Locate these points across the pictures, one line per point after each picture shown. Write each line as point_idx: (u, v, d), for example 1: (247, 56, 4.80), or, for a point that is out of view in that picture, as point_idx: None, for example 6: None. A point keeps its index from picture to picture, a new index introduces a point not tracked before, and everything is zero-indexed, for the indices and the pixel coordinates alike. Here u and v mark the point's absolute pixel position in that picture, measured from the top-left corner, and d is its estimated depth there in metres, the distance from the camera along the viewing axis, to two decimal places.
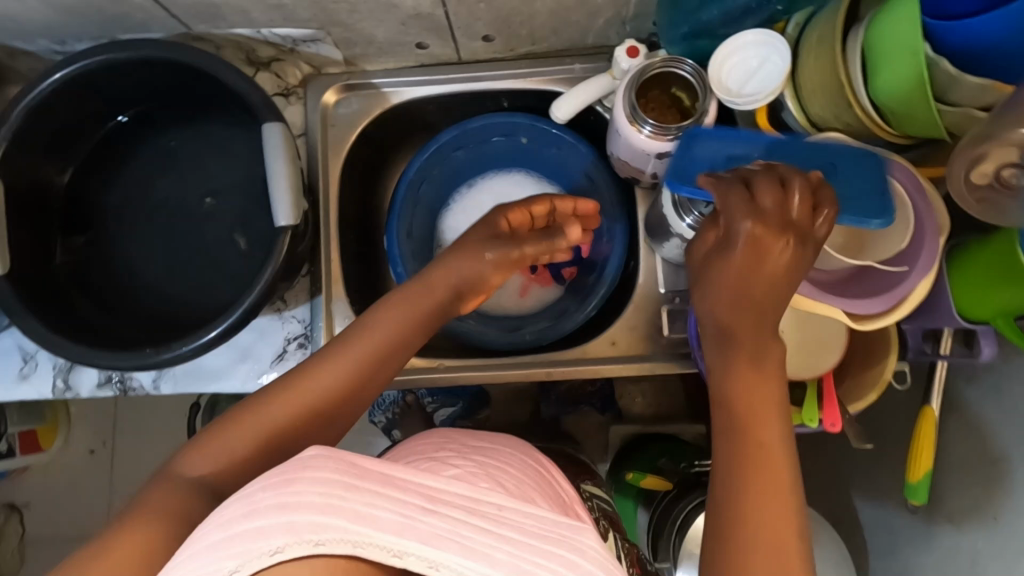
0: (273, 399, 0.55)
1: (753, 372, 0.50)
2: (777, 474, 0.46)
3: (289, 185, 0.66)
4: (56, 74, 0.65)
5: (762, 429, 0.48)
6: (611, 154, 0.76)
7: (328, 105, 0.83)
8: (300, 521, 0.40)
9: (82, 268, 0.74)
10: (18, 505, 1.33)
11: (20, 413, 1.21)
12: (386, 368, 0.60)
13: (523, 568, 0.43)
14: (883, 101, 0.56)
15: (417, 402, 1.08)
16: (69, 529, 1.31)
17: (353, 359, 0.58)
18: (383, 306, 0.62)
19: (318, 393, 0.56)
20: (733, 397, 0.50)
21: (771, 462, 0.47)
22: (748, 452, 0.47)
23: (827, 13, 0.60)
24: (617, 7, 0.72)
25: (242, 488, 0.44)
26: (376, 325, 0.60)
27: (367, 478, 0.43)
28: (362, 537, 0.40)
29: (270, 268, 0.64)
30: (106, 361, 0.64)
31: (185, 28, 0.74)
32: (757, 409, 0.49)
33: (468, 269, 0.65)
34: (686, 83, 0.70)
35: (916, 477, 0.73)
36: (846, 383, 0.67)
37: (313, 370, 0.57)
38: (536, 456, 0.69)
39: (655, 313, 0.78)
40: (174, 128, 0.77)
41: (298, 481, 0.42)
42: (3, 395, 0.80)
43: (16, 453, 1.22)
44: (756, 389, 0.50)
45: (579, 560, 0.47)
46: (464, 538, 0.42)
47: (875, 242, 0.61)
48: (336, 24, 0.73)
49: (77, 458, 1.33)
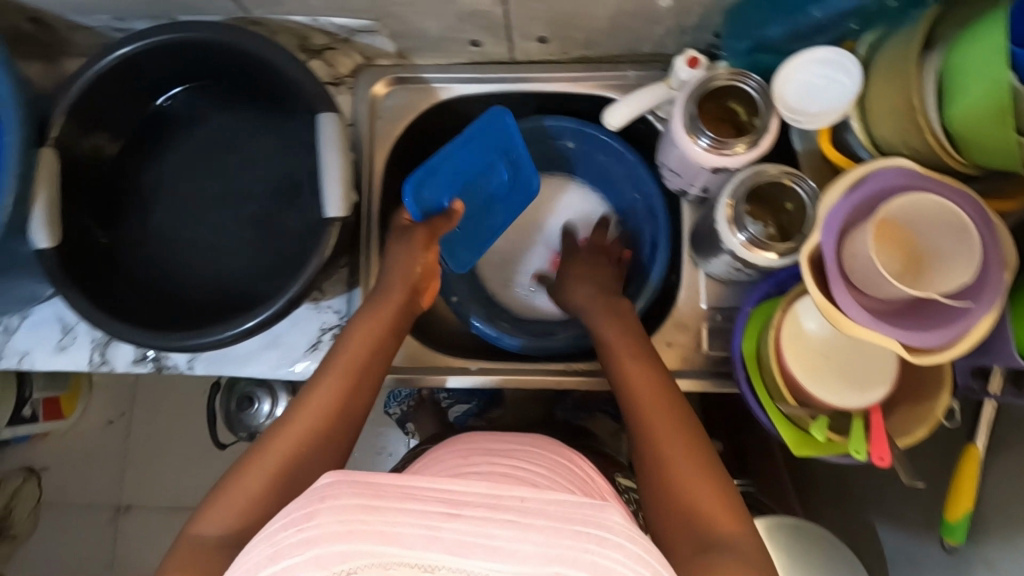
0: (280, 430, 0.60)
1: (646, 390, 0.62)
2: (696, 461, 0.56)
3: (341, 177, 0.66)
4: (121, 49, 0.66)
5: (631, 360, 0.65)
6: (661, 164, 0.76)
7: (378, 96, 0.83)
8: (326, 553, 0.41)
9: (125, 244, 0.74)
10: (36, 469, 1.33)
11: (45, 380, 1.22)
12: (374, 372, 0.66)
13: (551, 555, 0.42)
14: (957, 128, 0.54)
15: (431, 396, 1.09)
16: (85, 497, 1.32)
17: (344, 375, 0.64)
18: (358, 319, 0.68)
19: (316, 416, 0.61)
20: (640, 414, 0.61)
21: (643, 386, 0.63)
22: (632, 383, 0.63)
23: (901, 35, 0.59)
24: (679, 17, 0.71)
25: (263, 533, 0.46)
26: (358, 330, 0.67)
27: (385, 497, 0.45)
28: (391, 557, 0.41)
29: (316, 259, 0.64)
30: (148, 339, 0.65)
31: (243, 12, 0.74)
32: (657, 417, 0.60)
33: (408, 270, 0.70)
34: (747, 98, 0.68)
35: (955, 517, 0.71)
36: (893, 418, 0.64)
37: (305, 401, 0.62)
38: (566, 452, 0.68)
39: (695, 329, 0.77)
40: (226, 112, 0.77)
41: (319, 514, 0.44)
42: (42, 364, 0.81)
43: (38, 419, 1.23)
44: (627, 337, 0.68)
45: (608, 536, 0.43)
46: (490, 538, 0.42)
47: (936, 274, 0.59)
48: (392, 16, 0.73)
49: (96, 427, 1.34)
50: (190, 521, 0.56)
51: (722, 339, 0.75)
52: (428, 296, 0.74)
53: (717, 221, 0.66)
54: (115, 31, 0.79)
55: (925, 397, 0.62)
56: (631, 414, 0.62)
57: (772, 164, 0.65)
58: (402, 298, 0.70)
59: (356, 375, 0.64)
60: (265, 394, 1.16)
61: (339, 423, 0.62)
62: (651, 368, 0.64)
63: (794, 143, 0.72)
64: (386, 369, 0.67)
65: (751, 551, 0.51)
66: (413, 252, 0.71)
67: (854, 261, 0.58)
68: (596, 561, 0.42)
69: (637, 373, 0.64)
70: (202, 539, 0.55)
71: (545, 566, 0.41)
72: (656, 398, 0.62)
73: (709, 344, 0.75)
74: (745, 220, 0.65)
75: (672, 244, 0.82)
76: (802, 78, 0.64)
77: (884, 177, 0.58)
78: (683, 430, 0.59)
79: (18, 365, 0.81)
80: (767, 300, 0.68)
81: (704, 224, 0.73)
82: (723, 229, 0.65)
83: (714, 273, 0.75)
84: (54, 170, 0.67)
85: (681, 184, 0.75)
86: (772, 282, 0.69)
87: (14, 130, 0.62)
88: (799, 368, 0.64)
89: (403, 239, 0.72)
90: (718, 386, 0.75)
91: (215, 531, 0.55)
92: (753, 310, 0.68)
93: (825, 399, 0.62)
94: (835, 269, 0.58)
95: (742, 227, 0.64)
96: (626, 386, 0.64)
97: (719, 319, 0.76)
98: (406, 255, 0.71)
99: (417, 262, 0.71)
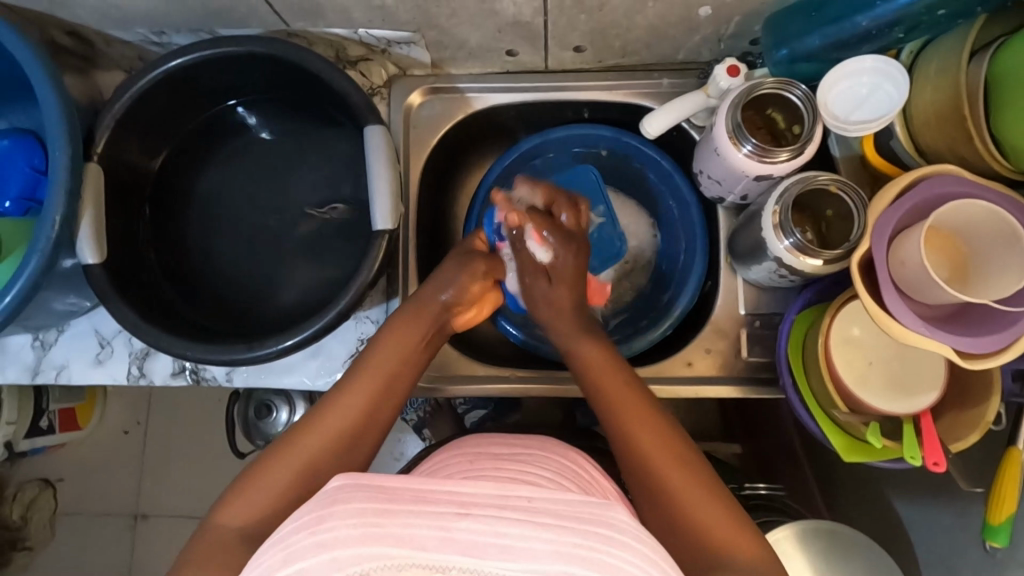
0: (310, 428, 0.58)
1: (631, 407, 0.60)
2: (695, 484, 0.54)
3: (389, 189, 0.68)
4: (175, 60, 0.69)
5: (614, 378, 0.62)
6: (698, 171, 0.76)
7: (413, 106, 0.83)
8: (341, 557, 0.41)
9: (171, 260, 0.78)
10: (52, 479, 1.32)
11: (60, 391, 1.21)
12: (403, 385, 0.64)
13: (567, 554, 0.41)
14: (1007, 134, 0.55)
15: (448, 403, 1.05)
16: (100, 507, 1.31)
17: (372, 388, 0.61)
18: (386, 333, 0.66)
19: (346, 420, 0.59)
20: (625, 432, 0.58)
21: (631, 409, 0.60)
22: (616, 403, 0.60)
23: (948, 45, 0.59)
24: (717, 26, 0.71)
25: (277, 532, 0.45)
26: (387, 347, 0.65)
27: (399, 499, 0.44)
28: (403, 558, 0.40)
29: (366, 270, 0.66)
30: (198, 353, 0.66)
31: (283, 25, 0.74)
32: (643, 437, 0.57)
33: (451, 294, 0.69)
34: (789, 106, 0.68)
35: (999, 521, 0.66)
36: (944, 422, 0.65)
37: (329, 406, 0.60)
38: (571, 454, 0.66)
39: (734, 336, 0.77)
40: (273, 122, 0.81)
41: (330, 517, 0.43)
42: (79, 378, 0.81)
43: (55, 430, 1.22)
44: (605, 357, 0.65)
45: (616, 535, 0.44)
46: (501, 537, 0.42)
47: (988, 279, 0.58)
48: (433, 27, 0.73)
49: (110, 436, 1.33)
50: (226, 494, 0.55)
51: (761, 346, 0.76)
52: (470, 315, 0.73)
53: (764, 228, 0.66)
54: (149, 44, 0.79)
55: (972, 401, 0.63)
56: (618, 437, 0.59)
57: (822, 173, 0.64)
58: (436, 312, 0.68)
59: (385, 387, 0.62)
60: (284, 403, 1.14)
61: (367, 432, 0.60)
62: (633, 387, 0.62)
63: (831, 147, 0.71)
64: (412, 384, 0.65)
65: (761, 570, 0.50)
66: (462, 280, 0.70)
67: (906, 265, 0.57)
68: (611, 561, 0.42)
69: (619, 394, 0.61)
70: (230, 528, 0.53)
71: (554, 564, 0.41)
72: (636, 407, 0.60)
73: (750, 350, 0.76)
74: (792, 227, 0.64)
75: (709, 251, 0.82)
76: (846, 87, 0.65)
77: (934, 184, 0.58)
78: (678, 454, 0.56)
79: (56, 379, 0.81)
80: (812, 308, 0.69)
81: (743, 233, 0.73)
82: (769, 234, 0.66)
83: (753, 279, 0.75)
84: (98, 184, 0.68)
85: (718, 191, 0.76)
86: (818, 286, 0.70)
87: (63, 147, 0.63)
88: (849, 380, 0.64)
89: (457, 261, 0.71)
90: (756, 392, 0.76)
91: (243, 520, 0.54)
92: (797, 317, 0.69)
93: (875, 406, 0.63)
94: (885, 276, 0.58)
95: (790, 232, 0.64)
96: (610, 408, 0.60)
97: (757, 326, 0.76)
98: (453, 278, 0.69)
99: (465, 287, 0.70)
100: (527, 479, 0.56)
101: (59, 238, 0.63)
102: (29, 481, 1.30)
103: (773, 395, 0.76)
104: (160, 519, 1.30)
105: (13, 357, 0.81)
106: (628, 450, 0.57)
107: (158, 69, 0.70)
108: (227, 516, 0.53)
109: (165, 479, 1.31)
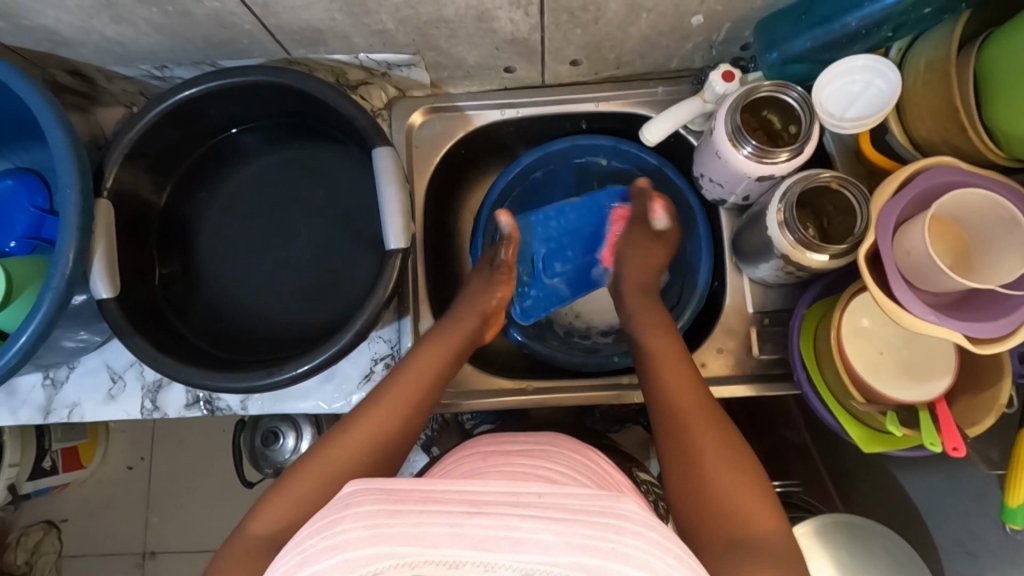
0: (346, 432, 0.61)
1: (681, 373, 0.65)
2: (729, 455, 0.57)
3: (400, 209, 0.69)
4: (187, 90, 0.71)
5: (666, 346, 0.69)
6: (698, 174, 0.78)
7: (414, 125, 0.84)
8: (353, 557, 0.41)
9: (182, 292, 0.79)
10: (56, 521, 1.30)
11: (62, 430, 1.19)
12: (437, 392, 0.67)
13: (577, 544, 0.41)
14: (997, 121, 0.57)
15: (455, 418, 1.00)
16: (107, 547, 1.29)
17: (401, 404, 0.64)
18: (427, 343, 0.71)
19: (376, 434, 0.61)
20: (668, 402, 0.63)
21: (679, 387, 0.64)
22: (664, 376, 0.65)
23: (935, 39, 0.61)
24: (709, 33, 0.73)
25: (292, 538, 0.46)
26: (422, 357, 0.69)
27: (407, 501, 0.44)
28: (416, 556, 0.41)
29: (381, 289, 0.66)
30: (218, 382, 0.66)
31: (284, 53, 0.75)
32: (683, 404, 0.62)
33: (479, 304, 0.75)
34: (784, 108, 0.70)
35: (1016, 501, 0.66)
36: (958, 406, 0.66)
37: (360, 420, 0.62)
38: (584, 450, 0.66)
39: (745, 334, 0.78)
40: (280, 148, 0.83)
41: (343, 520, 0.44)
42: (93, 415, 0.80)
43: (57, 470, 1.21)
44: (670, 343, 0.69)
45: (624, 524, 0.43)
46: (513, 531, 0.41)
47: (993, 265, 0.59)
48: (433, 49, 0.74)
49: (113, 473, 1.31)
50: (260, 512, 0.56)
51: (773, 343, 0.77)
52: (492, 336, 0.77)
53: (770, 227, 0.67)
54: (151, 79, 0.80)
55: (984, 385, 0.64)
56: (660, 411, 0.63)
57: (823, 170, 0.66)
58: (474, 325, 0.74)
59: (417, 397, 0.65)
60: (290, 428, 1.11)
61: (393, 447, 0.62)
62: (683, 363, 0.66)
63: (827, 145, 0.75)
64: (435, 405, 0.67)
65: (778, 552, 0.51)
66: (483, 290, 0.76)
67: (909, 255, 0.59)
68: (623, 550, 0.41)
69: (678, 381, 0.64)
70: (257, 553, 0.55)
71: (567, 555, 0.40)
72: (682, 378, 0.65)
73: (761, 348, 0.77)
74: (796, 223, 0.66)
75: (714, 253, 0.84)
76: (840, 85, 0.66)
77: (933, 175, 0.59)
78: (717, 427, 0.60)
79: (69, 417, 0.81)
80: (819, 302, 0.71)
81: (748, 234, 0.75)
82: (774, 232, 0.67)
83: (759, 278, 0.76)
84: (109, 221, 0.69)
85: (719, 192, 0.77)
86: (823, 282, 0.72)
87: (73, 186, 0.63)
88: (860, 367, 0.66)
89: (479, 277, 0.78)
90: (770, 388, 0.76)
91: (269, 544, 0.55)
92: (807, 312, 0.71)
93: (892, 395, 0.63)
94: (892, 266, 0.58)
95: (795, 229, 0.65)
96: (660, 382, 0.65)
97: (766, 323, 0.77)
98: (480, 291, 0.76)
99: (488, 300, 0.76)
100: (541, 476, 0.57)
101: (73, 274, 0.63)
102: (32, 525, 1.28)
103: (785, 391, 0.76)
104: (169, 556, 1.27)
105: (24, 397, 0.80)
106: (667, 423, 0.62)
107: (168, 100, 0.71)
108: (262, 537, 0.54)
109: (172, 512, 1.29)
